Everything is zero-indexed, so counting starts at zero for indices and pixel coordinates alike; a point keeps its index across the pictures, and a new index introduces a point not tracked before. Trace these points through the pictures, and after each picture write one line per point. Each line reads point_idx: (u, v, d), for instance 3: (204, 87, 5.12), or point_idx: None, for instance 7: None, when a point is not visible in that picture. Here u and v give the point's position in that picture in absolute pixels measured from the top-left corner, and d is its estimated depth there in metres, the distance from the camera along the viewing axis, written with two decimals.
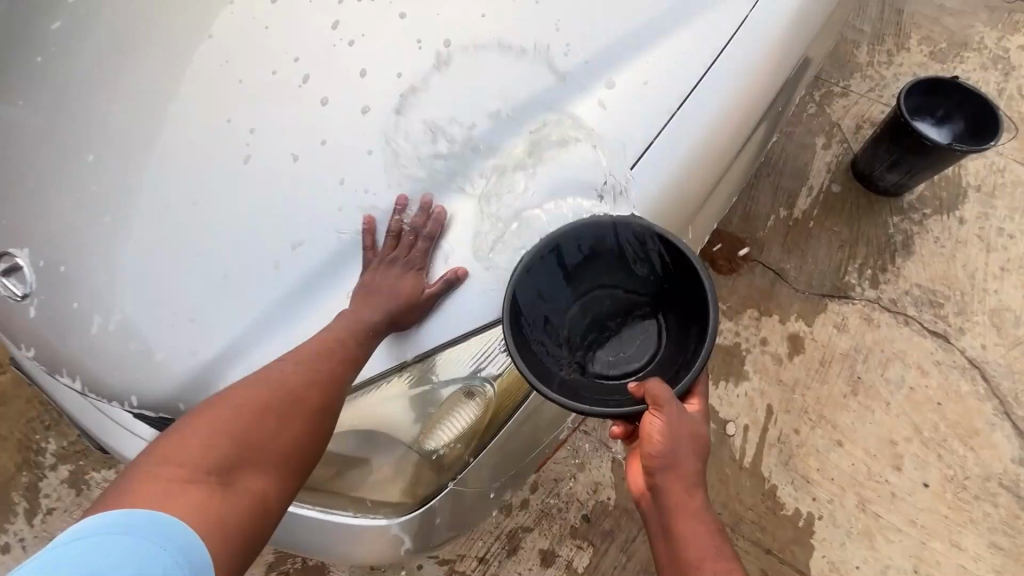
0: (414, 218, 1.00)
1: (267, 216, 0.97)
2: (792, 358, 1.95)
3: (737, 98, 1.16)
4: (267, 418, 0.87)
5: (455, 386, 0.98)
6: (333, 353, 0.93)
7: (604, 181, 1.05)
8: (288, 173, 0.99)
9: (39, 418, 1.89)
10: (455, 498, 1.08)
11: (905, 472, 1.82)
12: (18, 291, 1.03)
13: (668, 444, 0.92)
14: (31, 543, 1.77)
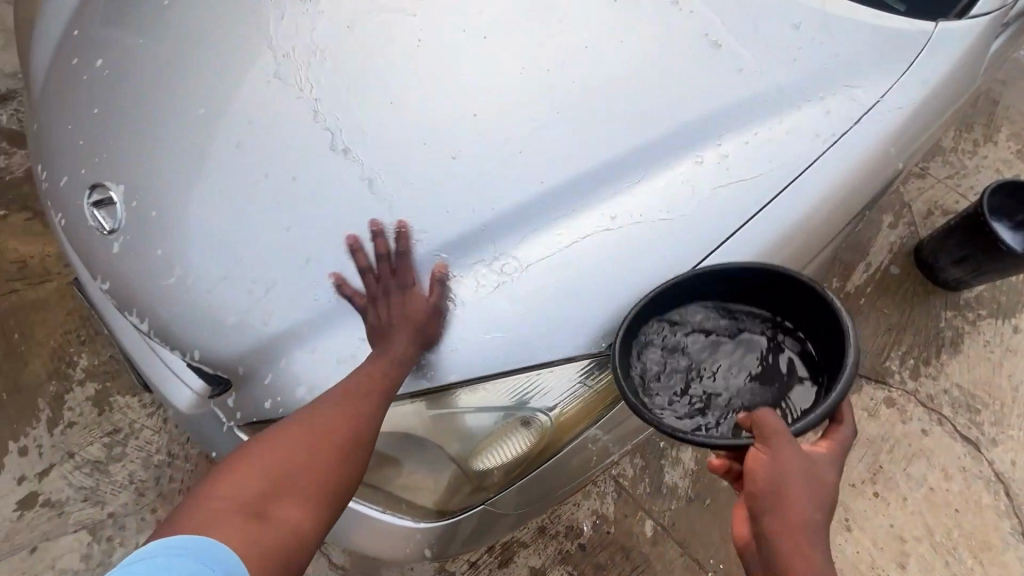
0: (491, 240, 1.01)
1: (358, 217, 0.99)
2: None
3: (828, 199, 1.19)
4: (301, 450, 0.92)
5: (512, 416, 1.01)
6: (361, 390, 0.95)
7: (688, 245, 1.07)
8: (385, 178, 1.00)
9: (76, 332, 1.95)
10: (479, 517, 1.12)
11: (908, 571, 1.79)
12: (106, 224, 1.05)
13: (779, 485, 0.87)
14: (46, 452, 1.80)
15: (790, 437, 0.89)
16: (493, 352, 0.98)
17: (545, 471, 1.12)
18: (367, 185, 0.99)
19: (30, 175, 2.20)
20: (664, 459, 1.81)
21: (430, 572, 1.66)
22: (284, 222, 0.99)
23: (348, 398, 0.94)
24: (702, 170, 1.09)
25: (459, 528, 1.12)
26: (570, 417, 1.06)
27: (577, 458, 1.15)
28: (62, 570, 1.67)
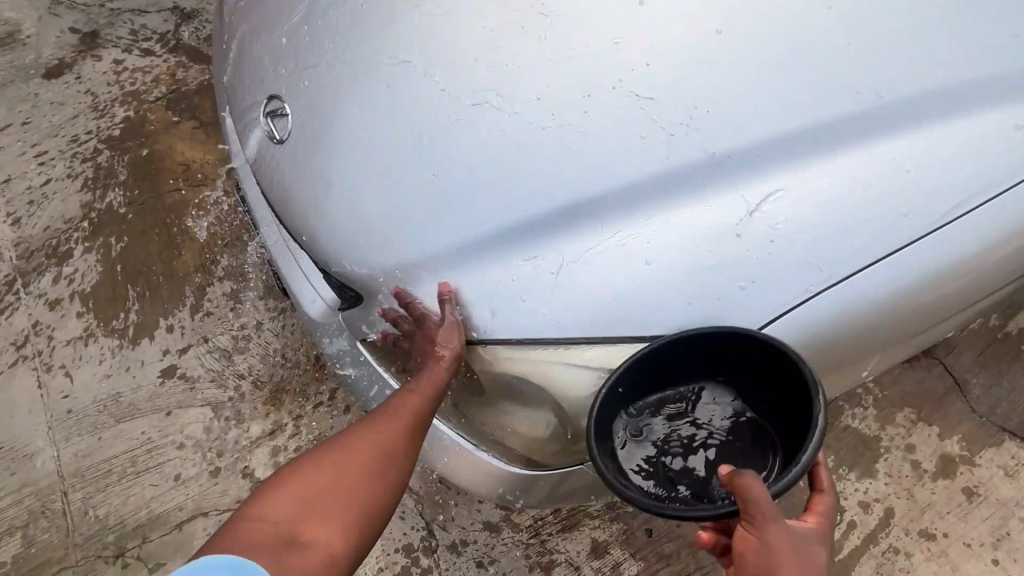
0: (589, 218, 0.96)
1: (463, 180, 0.99)
2: (936, 479, 1.71)
3: (1020, 223, 1.03)
4: (335, 475, 0.96)
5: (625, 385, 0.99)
6: (397, 424, 1.03)
7: (829, 251, 0.95)
8: (484, 148, 0.98)
9: (221, 234, 2.19)
10: (567, 476, 1.12)
11: None
12: (277, 136, 1.14)
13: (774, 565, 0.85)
14: (187, 332, 2.06)
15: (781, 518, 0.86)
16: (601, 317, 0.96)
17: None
18: (468, 153, 0.99)
19: (202, 88, 2.45)
20: None
21: (495, 517, 1.72)
22: (404, 171, 1.02)
23: (385, 427, 1.03)
24: (834, 187, 0.95)
25: (544, 481, 1.13)
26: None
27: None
28: (188, 436, 1.92)
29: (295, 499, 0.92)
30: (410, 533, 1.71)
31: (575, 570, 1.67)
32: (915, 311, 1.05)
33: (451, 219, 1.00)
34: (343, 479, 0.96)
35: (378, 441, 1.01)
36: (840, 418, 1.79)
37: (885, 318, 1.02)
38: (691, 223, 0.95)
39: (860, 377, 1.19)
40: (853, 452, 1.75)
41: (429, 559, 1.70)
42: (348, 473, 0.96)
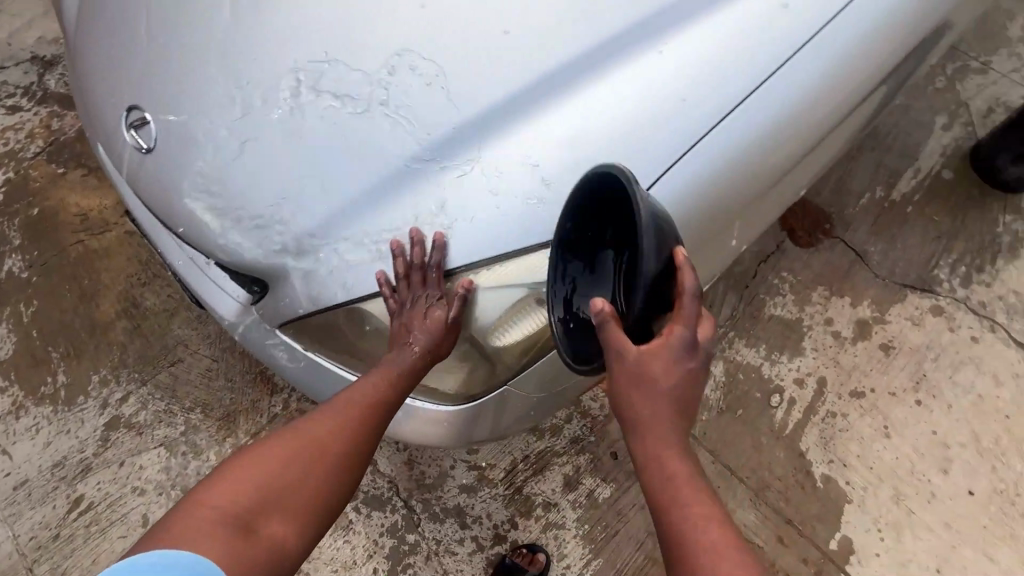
0: (462, 137, 0.94)
1: (335, 139, 0.98)
2: (855, 343, 1.87)
3: (856, 53, 1.10)
4: (293, 464, 0.95)
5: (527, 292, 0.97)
6: (360, 414, 1.03)
7: (694, 116, 0.98)
8: (350, 104, 0.98)
9: (137, 275, 2.12)
10: (503, 404, 1.14)
11: (952, 476, 1.71)
12: (144, 145, 1.12)
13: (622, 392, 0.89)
14: (123, 380, 2.00)
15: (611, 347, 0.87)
16: (496, 233, 0.93)
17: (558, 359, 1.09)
18: (336, 114, 0.98)
19: (83, 134, 2.35)
20: None
21: (469, 478, 1.79)
22: (272, 144, 1.02)
23: (347, 418, 1.02)
24: (683, 58, 0.99)
25: (480, 416, 1.16)
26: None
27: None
28: (147, 480, 1.88)
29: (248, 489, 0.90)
30: (393, 514, 1.77)
31: (553, 507, 1.74)
32: (781, 157, 1.12)
33: (330, 175, 0.98)
34: (302, 470, 0.95)
35: (336, 427, 1.01)
36: (764, 310, 1.92)
37: (739, 177, 1.06)
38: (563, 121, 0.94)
39: (736, 242, 1.30)
40: (780, 337, 1.89)
41: (415, 533, 1.75)
42: (308, 462, 0.96)
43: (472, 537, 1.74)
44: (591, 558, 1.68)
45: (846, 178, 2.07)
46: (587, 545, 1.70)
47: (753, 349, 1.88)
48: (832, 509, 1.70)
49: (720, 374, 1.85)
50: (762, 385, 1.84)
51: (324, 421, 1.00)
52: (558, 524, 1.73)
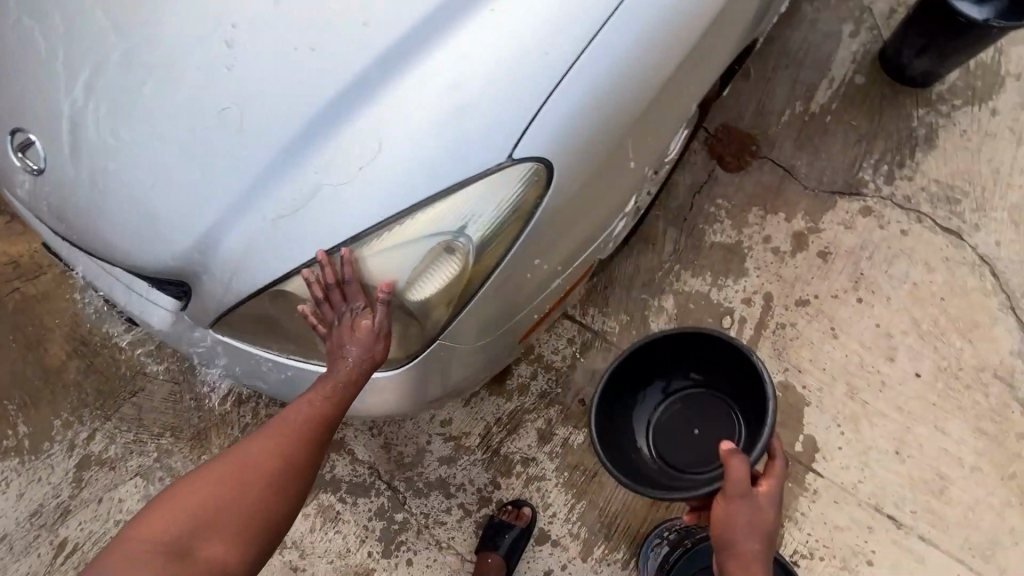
0: (343, 106, 0.94)
1: (220, 130, 0.97)
2: (794, 255, 1.94)
3: None
4: (227, 486, 0.93)
5: (432, 243, 0.97)
6: (296, 431, 1.00)
7: (572, 35, 0.93)
8: (227, 91, 0.97)
9: (81, 313, 2.08)
10: (441, 357, 1.12)
11: (898, 362, 1.80)
12: (33, 165, 1.09)
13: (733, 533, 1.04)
14: (86, 418, 1.97)
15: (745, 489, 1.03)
16: (393, 194, 0.94)
17: (481, 307, 1.06)
18: (217, 105, 0.97)
19: None
20: (648, 310, 1.91)
21: (446, 449, 1.82)
22: (159, 144, 1.00)
23: (282, 434, 0.99)
24: None
25: (418, 377, 1.15)
26: (490, 249, 0.99)
27: (518, 287, 1.09)
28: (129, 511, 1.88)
29: (189, 515, 0.90)
30: (377, 497, 1.80)
31: (532, 461, 1.78)
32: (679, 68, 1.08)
33: (223, 166, 0.98)
34: (237, 491, 0.93)
35: (277, 446, 0.98)
36: (705, 238, 1.97)
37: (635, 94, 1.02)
38: (438, 68, 0.93)
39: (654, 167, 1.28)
40: (723, 263, 1.94)
41: (403, 511, 1.78)
42: (243, 484, 0.94)
43: (459, 504, 1.77)
44: (575, 502, 1.74)
45: (766, 98, 2.11)
46: (569, 491, 1.75)
47: (699, 278, 1.93)
48: (793, 414, 1.77)
49: (671, 307, 1.91)
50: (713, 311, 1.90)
51: (258, 442, 0.98)
52: (538, 476, 1.77)
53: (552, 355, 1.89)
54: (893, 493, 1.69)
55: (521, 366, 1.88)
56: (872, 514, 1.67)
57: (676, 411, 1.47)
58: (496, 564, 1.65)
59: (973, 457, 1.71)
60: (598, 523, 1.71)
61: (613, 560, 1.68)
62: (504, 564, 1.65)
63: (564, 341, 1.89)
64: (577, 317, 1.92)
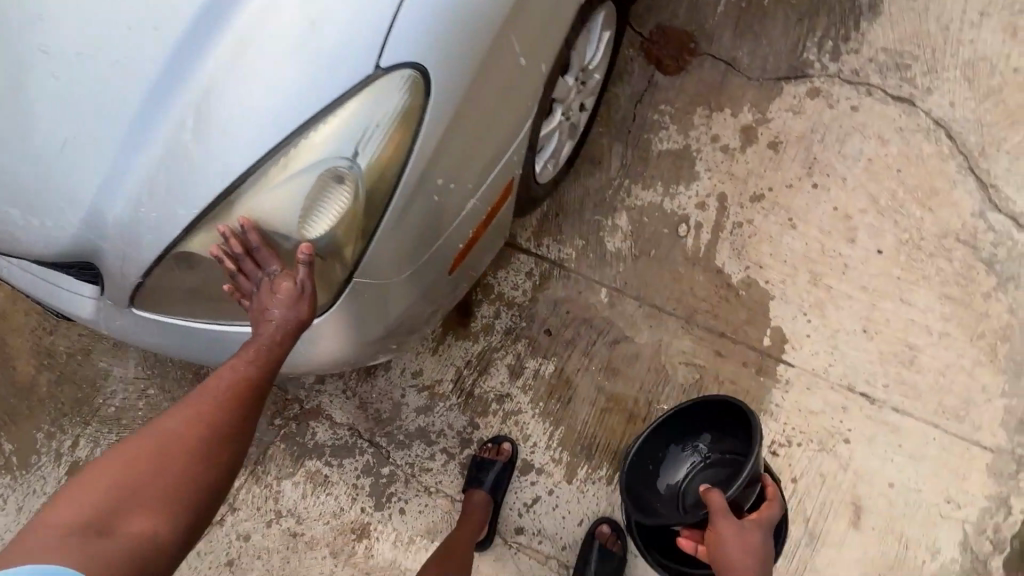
0: (195, 42, 0.88)
1: (77, 93, 0.92)
2: (745, 150, 1.87)
3: None
4: (152, 456, 0.84)
5: (319, 172, 0.92)
6: (227, 392, 0.90)
7: None
8: (77, 51, 0.91)
9: (41, 325, 2.06)
10: (364, 300, 1.08)
11: (859, 242, 1.77)
12: None
13: (731, 557, 1.16)
14: (66, 426, 1.98)
15: (730, 511, 1.21)
16: (265, 127, 0.89)
17: (390, 239, 1.00)
18: (70, 67, 0.91)
19: None
20: (603, 230, 1.87)
21: (422, 400, 1.83)
22: (22, 121, 0.94)
23: (212, 396, 0.90)
24: None
25: (347, 325, 1.11)
26: (383, 169, 0.94)
27: (428, 215, 1.03)
28: None
29: (106, 490, 0.81)
30: (362, 456, 1.83)
31: (506, 397, 1.79)
32: None
33: (88, 132, 0.92)
34: (165, 460, 0.84)
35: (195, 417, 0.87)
36: (652, 148, 1.90)
37: None
38: None
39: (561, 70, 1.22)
40: (673, 170, 1.88)
41: (389, 465, 1.81)
42: (170, 453, 0.84)
43: (441, 449, 1.80)
44: (553, 429, 1.75)
45: None
46: (546, 420, 1.76)
47: (651, 190, 1.88)
48: (758, 310, 1.76)
49: (625, 223, 1.87)
50: (668, 221, 1.85)
51: (186, 407, 0.88)
52: (515, 411, 1.78)
53: (512, 292, 1.87)
54: (864, 370, 1.69)
55: (483, 307, 1.87)
56: (846, 394, 1.68)
57: (702, 476, 1.58)
58: (482, 498, 1.65)
59: (941, 323, 1.70)
60: (578, 445, 1.73)
61: (598, 478, 1.71)
62: (490, 498, 1.66)
63: (522, 277, 1.87)
64: (532, 250, 1.89)
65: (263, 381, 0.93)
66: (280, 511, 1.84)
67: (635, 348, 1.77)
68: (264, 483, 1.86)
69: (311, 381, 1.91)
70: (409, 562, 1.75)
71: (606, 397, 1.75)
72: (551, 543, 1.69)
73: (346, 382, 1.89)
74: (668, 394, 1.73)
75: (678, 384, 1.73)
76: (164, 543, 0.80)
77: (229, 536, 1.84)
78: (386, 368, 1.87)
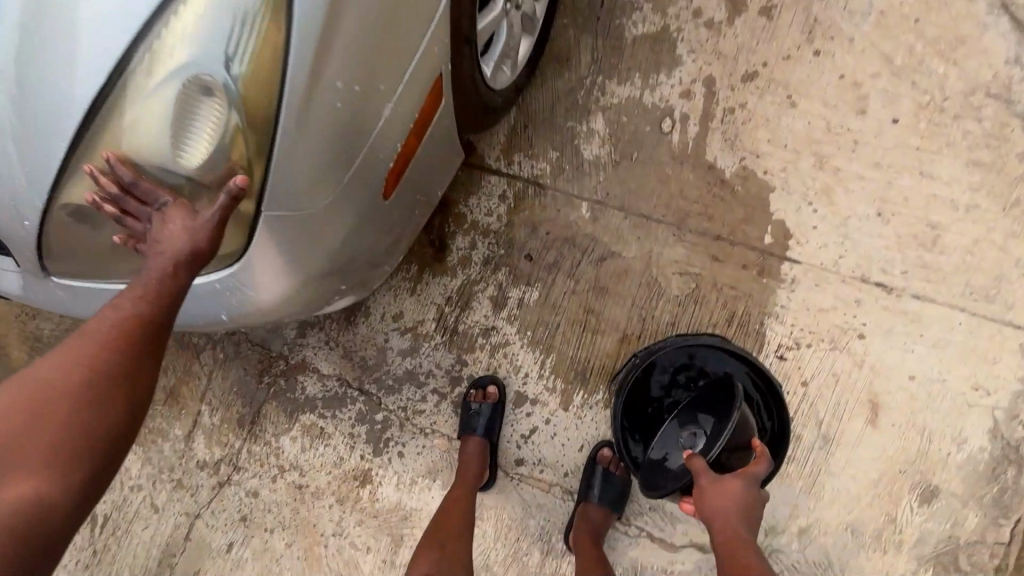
0: None
1: None
2: (733, 21, 1.62)
3: None
4: (29, 412, 0.75)
5: (182, 87, 0.82)
6: (113, 336, 0.80)
7: None
8: None
9: (23, 310, 2.03)
10: (284, 235, 0.95)
11: (871, 113, 1.54)
12: None
13: (712, 518, 1.10)
14: None
15: (707, 471, 1.15)
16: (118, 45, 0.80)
17: (289, 156, 0.87)
18: None
19: None
20: (579, 138, 1.68)
21: (405, 342, 1.75)
22: None
23: (97, 341, 0.79)
24: None
25: (274, 268, 1.00)
26: (265, 60, 0.83)
27: (332, 128, 0.88)
28: (139, 475, 1.95)
29: None
30: (354, 404, 1.79)
31: (492, 330, 1.69)
32: None
33: None
34: (44, 416, 0.75)
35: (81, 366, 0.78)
36: (625, 35, 1.66)
37: None
38: None
39: None
40: (652, 57, 1.65)
41: (381, 411, 1.77)
42: (49, 408, 0.75)
43: (432, 390, 1.73)
44: (545, 358, 1.66)
45: None
46: (536, 349, 1.67)
47: (628, 84, 1.66)
48: (758, 205, 1.57)
49: (602, 126, 1.66)
50: (650, 117, 1.64)
51: (67, 355, 0.78)
52: (503, 344, 1.69)
53: (486, 219, 1.72)
54: (880, 258, 1.52)
55: (458, 239, 1.73)
56: (859, 286, 1.52)
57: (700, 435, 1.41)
58: (478, 446, 1.60)
59: (968, 194, 1.51)
60: (572, 372, 1.64)
61: (595, 402, 1.63)
62: (486, 444, 1.61)
63: (495, 201, 1.71)
64: (502, 170, 1.72)
65: (156, 320, 0.83)
66: (282, 466, 1.84)
67: (623, 264, 1.62)
68: (263, 441, 1.85)
69: (293, 336, 1.84)
70: (414, 503, 1.75)
71: (596, 318, 1.63)
72: (552, 471, 1.65)
73: (328, 333, 1.81)
74: (663, 309, 1.60)
75: (673, 297, 1.59)
76: (53, 505, 0.73)
77: (238, 493, 1.87)
78: (366, 313, 1.78)
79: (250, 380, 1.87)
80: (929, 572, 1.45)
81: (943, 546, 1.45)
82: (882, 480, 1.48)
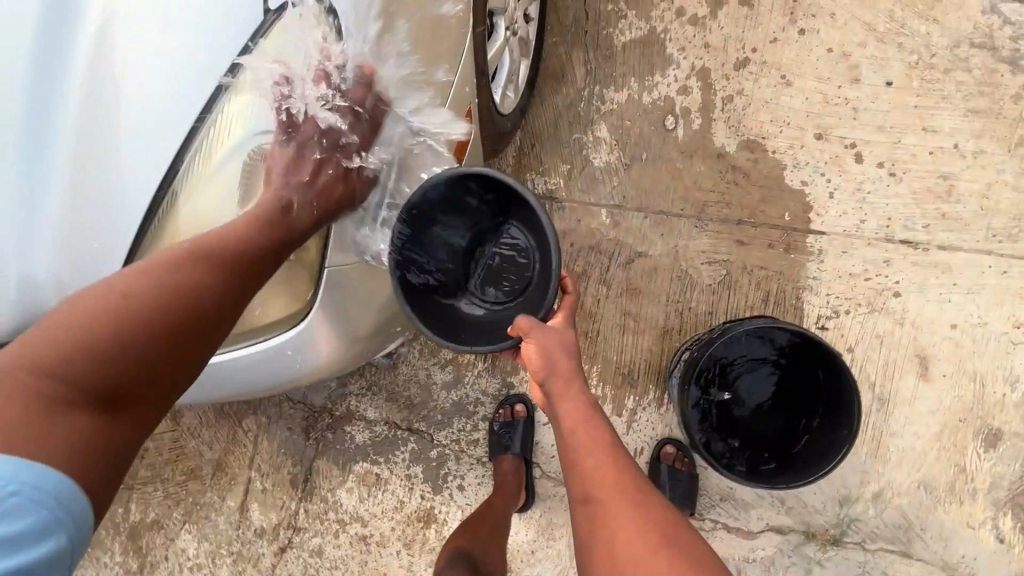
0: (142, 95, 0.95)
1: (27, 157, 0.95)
2: (717, 15, 1.66)
3: None
4: (174, 316, 0.87)
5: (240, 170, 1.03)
6: (252, 263, 0.97)
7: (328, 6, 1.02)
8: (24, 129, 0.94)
9: None
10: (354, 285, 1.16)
11: (864, 81, 1.60)
12: None
13: (549, 376, 0.99)
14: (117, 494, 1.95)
15: (540, 326, 0.98)
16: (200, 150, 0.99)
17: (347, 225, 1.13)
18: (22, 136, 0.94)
19: None
20: (587, 148, 1.71)
21: (449, 375, 1.75)
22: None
23: (228, 258, 0.94)
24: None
25: (338, 315, 1.16)
26: None
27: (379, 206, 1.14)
28: (197, 555, 1.90)
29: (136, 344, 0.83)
30: (407, 445, 1.77)
31: None
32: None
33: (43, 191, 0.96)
34: (191, 321, 0.89)
35: (151, 292, 0.86)
36: (615, 42, 1.70)
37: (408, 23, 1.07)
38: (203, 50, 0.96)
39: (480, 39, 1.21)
40: (643, 61, 1.68)
41: (435, 448, 1.76)
42: (185, 319, 0.88)
43: (483, 417, 1.74)
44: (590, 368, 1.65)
45: None
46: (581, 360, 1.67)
47: (627, 88, 1.69)
48: (772, 185, 1.61)
49: (607, 134, 1.70)
50: (653, 116, 1.68)
51: (206, 270, 0.92)
52: None
53: None
54: (899, 217, 1.56)
55: None
56: (886, 246, 1.56)
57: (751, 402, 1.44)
58: (515, 463, 1.61)
59: (972, 141, 1.56)
60: (619, 375, 1.64)
61: (647, 404, 1.63)
62: (522, 461, 1.62)
63: None
64: None
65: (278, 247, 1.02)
66: (343, 520, 1.81)
67: (651, 263, 1.65)
68: (320, 498, 1.83)
69: (334, 387, 1.82)
70: None
71: (634, 321, 1.64)
72: None
73: (368, 379, 1.80)
74: (698, 300, 1.62)
75: (705, 287, 1.61)
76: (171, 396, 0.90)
77: (302, 555, 1.83)
78: (404, 350, 1.77)
79: (295, 439, 1.85)
80: (1008, 515, 1.46)
81: (1017, 487, 1.46)
82: (945, 432, 1.49)
